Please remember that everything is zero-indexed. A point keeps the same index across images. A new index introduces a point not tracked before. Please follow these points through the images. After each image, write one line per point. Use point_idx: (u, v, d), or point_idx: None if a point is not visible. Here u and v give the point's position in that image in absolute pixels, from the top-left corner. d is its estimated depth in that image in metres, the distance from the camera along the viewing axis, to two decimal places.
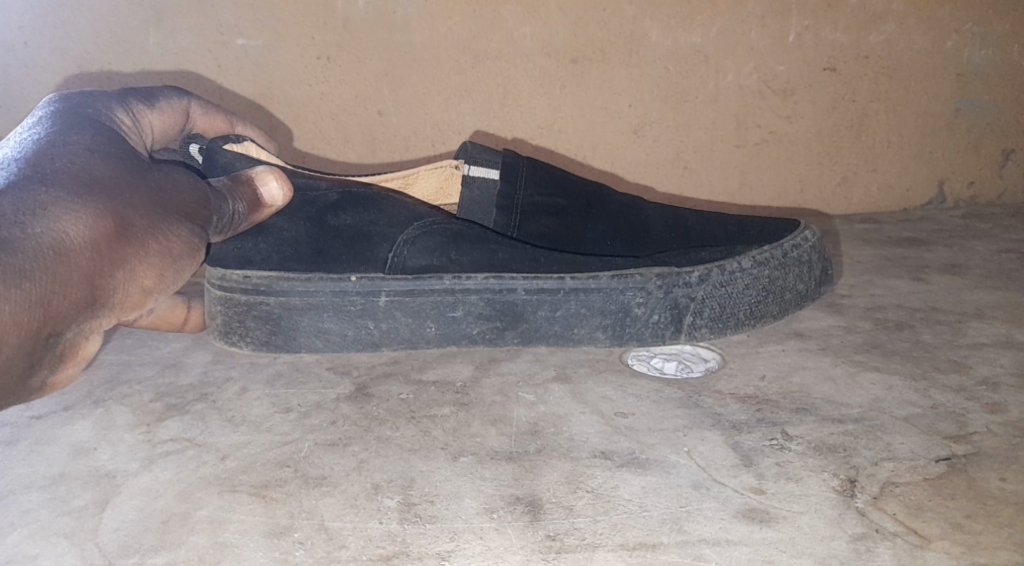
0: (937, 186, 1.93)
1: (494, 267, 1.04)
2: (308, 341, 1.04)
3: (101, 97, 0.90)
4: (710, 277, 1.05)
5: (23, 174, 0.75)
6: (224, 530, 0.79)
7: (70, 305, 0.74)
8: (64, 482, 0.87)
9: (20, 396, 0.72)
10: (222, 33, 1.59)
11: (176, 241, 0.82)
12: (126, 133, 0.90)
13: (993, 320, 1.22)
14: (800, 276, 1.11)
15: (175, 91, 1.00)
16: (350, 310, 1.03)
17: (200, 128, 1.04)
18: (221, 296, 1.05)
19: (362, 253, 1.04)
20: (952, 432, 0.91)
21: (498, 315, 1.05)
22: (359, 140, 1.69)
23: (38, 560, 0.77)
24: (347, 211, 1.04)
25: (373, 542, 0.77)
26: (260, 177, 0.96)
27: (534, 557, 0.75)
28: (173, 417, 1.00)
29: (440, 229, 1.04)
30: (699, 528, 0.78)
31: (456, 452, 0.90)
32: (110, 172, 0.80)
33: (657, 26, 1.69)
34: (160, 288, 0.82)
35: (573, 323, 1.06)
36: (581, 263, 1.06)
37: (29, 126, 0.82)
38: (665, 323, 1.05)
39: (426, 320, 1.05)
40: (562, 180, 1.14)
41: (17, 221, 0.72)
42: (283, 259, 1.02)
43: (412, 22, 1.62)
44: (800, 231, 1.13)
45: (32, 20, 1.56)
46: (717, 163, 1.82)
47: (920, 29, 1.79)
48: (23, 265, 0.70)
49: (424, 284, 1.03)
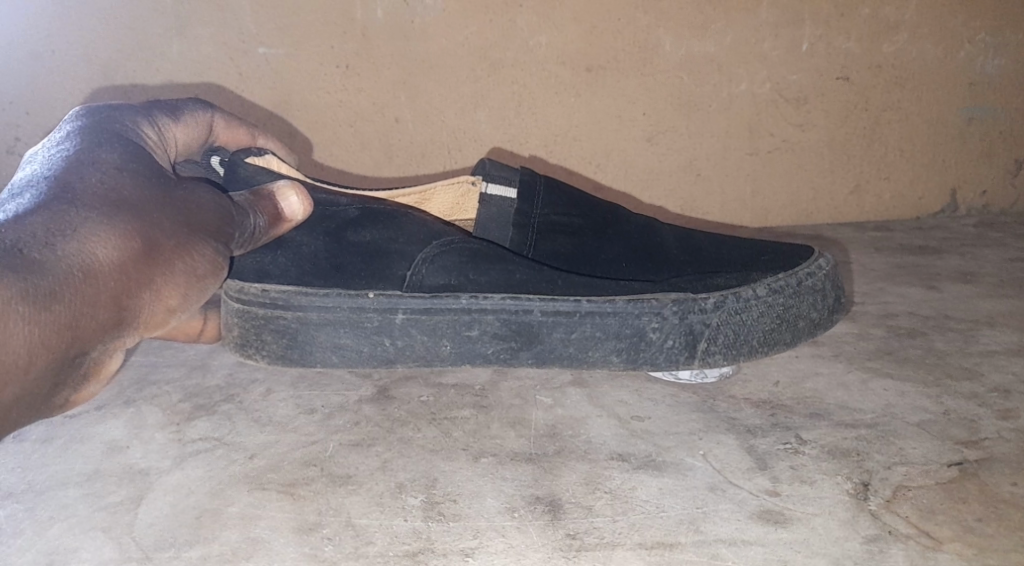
0: (950, 194, 1.94)
1: (510, 288, 0.99)
2: (324, 356, 0.97)
3: (127, 111, 0.88)
4: (725, 304, 0.99)
5: (52, 194, 0.75)
6: (255, 526, 0.81)
7: (97, 326, 0.74)
8: (98, 478, 0.90)
9: (44, 414, 0.73)
10: (242, 41, 1.62)
11: (201, 260, 0.81)
12: (151, 148, 0.88)
13: (1004, 327, 1.23)
14: (815, 305, 1.04)
15: (198, 103, 0.98)
16: (368, 327, 0.97)
17: (222, 140, 1.02)
18: (236, 309, 0.97)
19: (380, 269, 0.98)
20: (962, 437, 0.92)
21: (513, 335, 0.98)
22: (375, 148, 1.71)
23: (78, 552, 0.79)
24: (365, 227, 1.00)
25: (399, 538, 0.79)
26: (281, 193, 0.93)
27: (556, 554, 0.77)
28: (201, 417, 1.02)
29: (459, 246, 0.99)
30: (715, 528, 0.80)
31: (476, 454, 0.92)
32: (138, 191, 0.79)
33: (671, 35, 1.70)
34: (184, 306, 0.81)
35: (587, 347, 0.99)
36: (598, 286, 1.00)
37: (57, 142, 0.82)
38: (679, 349, 0.99)
39: (441, 338, 0.98)
40: (577, 200, 1.12)
41: (46, 242, 0.72)
42: (302, 274, 0.97)
43: (428, 30, 1.65)
44: (815, 259, 1.07)
45: (58, 29, 1.59)
46: (730, 171, 1.84)
47: (932, 38, 1.80)
48: (50, 287, 0.71)
49: (441, 302, 0.97)
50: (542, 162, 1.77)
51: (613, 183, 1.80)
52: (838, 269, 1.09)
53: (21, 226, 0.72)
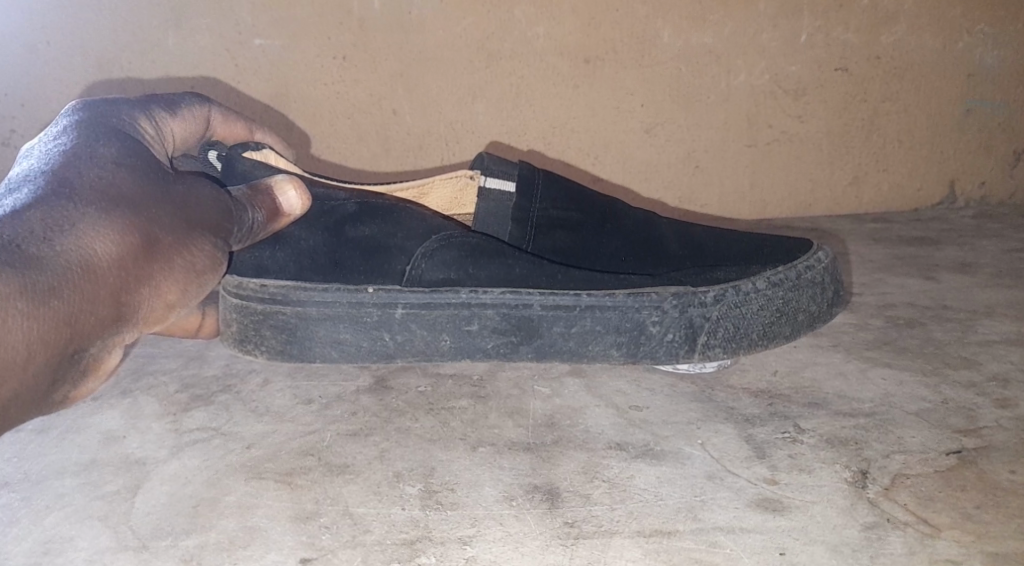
0: (947, 186, 1.94)
1: (510, 283, 0.99)
2: (323, 351, 0.97)
3: (124, 105, 0.88)
4: (725, 297, 0.99)
5: (49, 189, 0.74)
6: (253, 515, 0.81)
7: (97, 321, 0.74)
8: (95, 468, 0.89)
9: (43, 411, 0.72)
10: (239, 33, 1.62)
11: (201, 255, 0.82)
12: (148, 142, 0.88)
13: (1003, 317, 1.23)
14: (814, 298, 1.04)
15: (195, 97, 0.98)
16: (367, 322, 0.96)
17: (220, 135, 1.02)
18: (235, 305, 0.97)
19: (379, 265, 0.99)
20: (961, 426, 0.92)
21: (513, 330, 0.98)
22: (373, 140, 1.71)
23: (74, 542, 0.79)
24: (365, 221, 0.99)
25: (397, 527, 0.79)
26: (278, 186, 0.92)
27: (553, 542, 0.77)
28: (198, 407, 1.02)
29: (458, 241, 0.98)
30: (714, 516, 0.80)
31: (474, 443, 0.92)
32: (137, 186, 0.78)
33: (670, 26, 1.70)
34: (183, 301, 0.81)
35: (587, 341, 0.99)
36: (598, 279, 1.00)
37: (54, 136, 0.81)
38: (679, 342, 0.99)
39: (441, 333, 0.97)
40: (576, 193, 1.10)
41: (45, 238, 0.72)
42: (301, 269, 0.97)
43: (426, 21, 1.64)
44: (814, 252, 1.07)
45: (54, 20, 1.58)
46: (729, 163, 1.83)
47: (931, 29, 1.80)
48: (49, 283, 0.70)
49: (440, 297, 0.97)
50: (539, 154, 1.77)
51: (610, 174, 1.80)
52: (837, 260, 1.09)
53: (19, 221, 0.71)
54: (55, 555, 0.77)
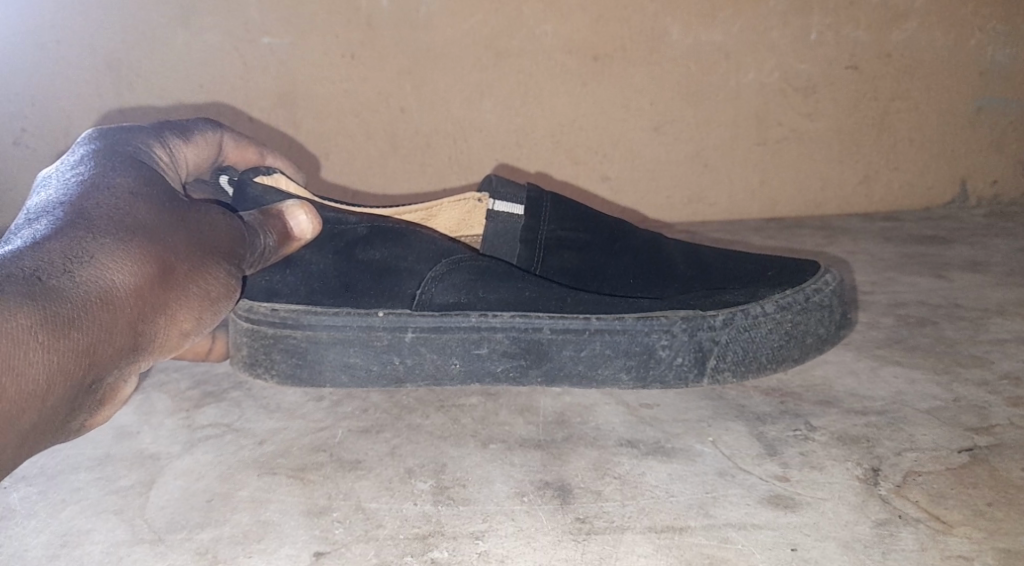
0: (959, 185, 1.92)
1: (521, 306, 1.00)
2: (332, 376, 0.97)
3: (139, 132, 0.88)
4: (734, 320, 0.99)
5: (68, 220, 0.74)
6: (266, 509, 0.82)
7: (114, 351, 0.73)
8: (110, 463, 0.90)
9: (60, 439, 0.72)
10: (248, 31, 1.62)
11: (215, 283, 0.82)
12: (163, 169, 0.88)
13: (1014, 316, 1.23)
14: (822, 321, 1.03)
15: (208, 123, 0.99)
16: (377, 346, 0.97)
17: (232, 159, 1.03)
18: (245, 329, 0.98)
19: (389, 288, 0.99)
20: (974, 424, 0.92)
21: (522, 353, 0.99)
22: (382, 138, 1.72)
23: (91, 534, 0.79)
24: (375, 245, 1.00)
25: (409, 521, 0.79)
26: (289, 211, 0.93)
27: (565, 537, 0.77)
28: (210, 404, 1.02)
29: (468, 264, 1.00)
30: (725, 512, 0.80)
31: (485, 439, 0.92)
32: (153, 216, 0.78)
33: (679, 23, 1.70)
34: (198, 329, 0.81)
35: (596, 364, 0.99)
36: (608, 304, 1.00)
37: (70, 165, 0.81)
38: (689, 366, 0.99)
39: (451, 356, 0.98)
40: (585, 214, 1.11)
41: (64, 268, 0.71)
42: (311, 292, 0.98)
43: (435, 20, 1.65)
44: (822, 274, 1.06)
45: (64, 20, 1.59)
46: (738, 162, 1.83)
47: (943, 28, 1.79)
48: (69, 315, 0.70)
49: (450, 321, 0.98)
50: (548, 152, 1.77)
51: (619, 172, 1.80)
52: (844, 281, 1.08)
53: (38, 252, 0.71)
54: (72, 548, 0.78)
